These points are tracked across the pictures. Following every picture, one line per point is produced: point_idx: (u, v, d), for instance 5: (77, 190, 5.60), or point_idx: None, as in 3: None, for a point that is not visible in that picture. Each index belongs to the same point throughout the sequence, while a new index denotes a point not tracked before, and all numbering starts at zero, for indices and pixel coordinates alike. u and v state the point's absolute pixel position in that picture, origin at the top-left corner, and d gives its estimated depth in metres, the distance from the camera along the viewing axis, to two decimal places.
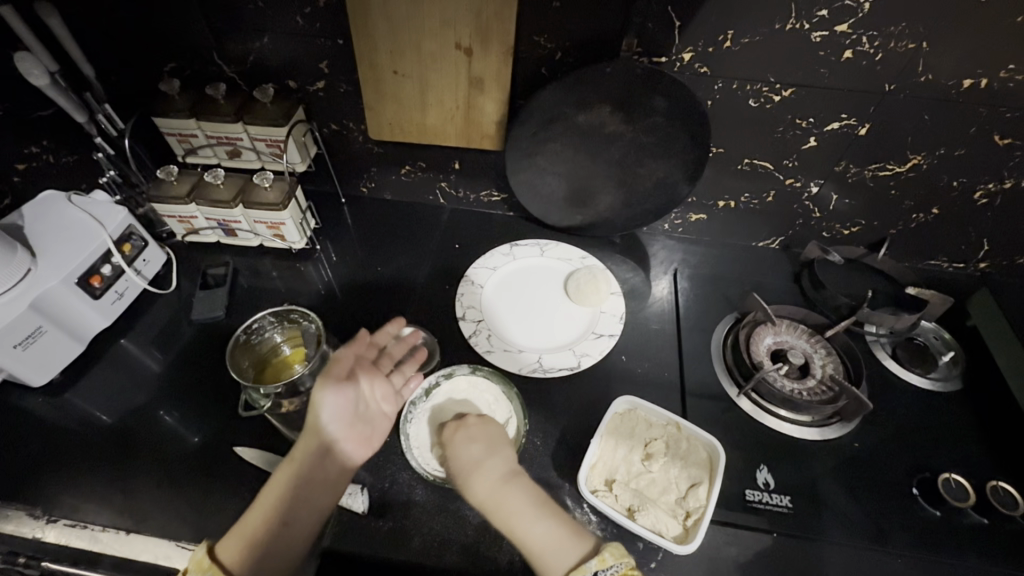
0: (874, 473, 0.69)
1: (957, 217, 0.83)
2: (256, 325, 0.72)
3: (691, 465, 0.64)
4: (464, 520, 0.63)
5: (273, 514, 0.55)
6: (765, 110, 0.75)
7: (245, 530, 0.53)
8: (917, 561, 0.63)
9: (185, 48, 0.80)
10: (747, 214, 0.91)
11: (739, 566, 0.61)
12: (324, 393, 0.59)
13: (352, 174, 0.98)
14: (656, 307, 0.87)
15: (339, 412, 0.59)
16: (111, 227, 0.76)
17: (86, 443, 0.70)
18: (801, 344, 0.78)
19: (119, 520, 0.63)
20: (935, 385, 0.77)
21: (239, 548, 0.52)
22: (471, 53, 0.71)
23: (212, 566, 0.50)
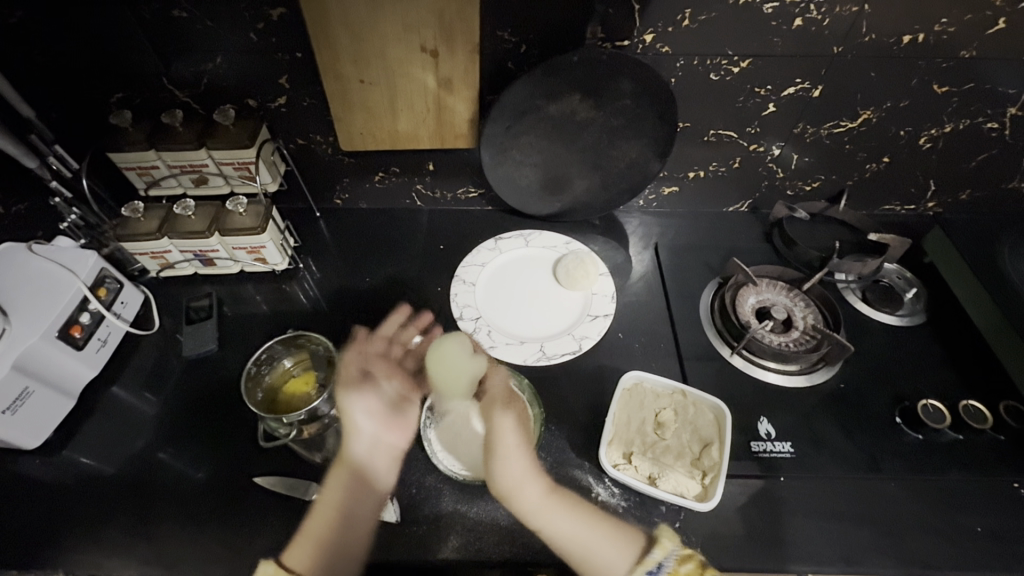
0: (862, 409, 0.75)
1: (905, 163, 0.89)
2: (265, 355, 0.71)
3: (701, 428, 0.68)
4: (494, 516, 0.64)
5: (326, 532, 0.56)
6: (726, 82, 0.78)
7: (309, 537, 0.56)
8: (907, 481, 0.69)
9: (133, 77, 0.77)
10: (716, 182, 0.94)
11: (754, 512, 0.66)
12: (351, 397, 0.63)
13: (324, 187, 0.97)
14: (642, 282, 0.91)
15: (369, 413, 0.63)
16: (83, 274, 0.73)
17: (96, 497, 0.68)
18: (782, 300, 0.83)
19: (149, 569, 0.62)
20: (903, 321, 0.84)
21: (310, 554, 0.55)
22: (437, 55, 0.71)
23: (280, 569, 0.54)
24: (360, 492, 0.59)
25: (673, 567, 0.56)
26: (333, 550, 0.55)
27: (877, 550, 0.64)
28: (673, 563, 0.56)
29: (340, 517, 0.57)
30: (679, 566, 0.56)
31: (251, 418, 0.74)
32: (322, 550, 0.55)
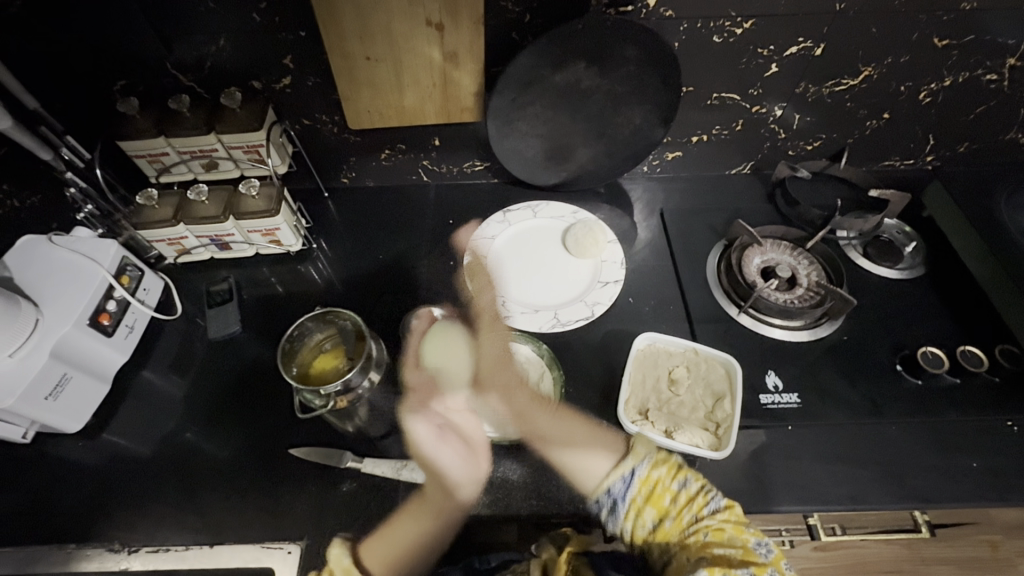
0: (864, 359, 0.79)
1: (905, 119, 0.91)
2: (296, 332, 0.73)
3: (713, 384, 0.72)
4: (519, 474, 0.68)
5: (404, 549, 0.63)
6: (728, 44, 0.79)
7: (385, 545, 0.63)
8: (908, 425, 0.73)
9: (135, 63, 0.77)
10: (718, 145, 0.95)
11: (764, 460, 0.70)
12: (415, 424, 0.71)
13: (331, 167, 0.97)
14: (650, 248, 0.93)
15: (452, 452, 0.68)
16: (106, 262, 0.74)
17: (140, 475, 0.71)
18: (786, 258, 0.85)
19: (200, 537, 0.66)
20: (903, 274, 0.87)
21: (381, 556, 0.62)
22: (442, 28, 0.71)
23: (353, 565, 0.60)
24: (447, 513, 0.66)
25: (644, 475, 0.62)
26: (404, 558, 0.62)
27: (880, 488, 0.69)
28: (647, 469, 0.62)
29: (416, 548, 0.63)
30: (651, 473, 0.62)
31: (281, 394, 0.77)
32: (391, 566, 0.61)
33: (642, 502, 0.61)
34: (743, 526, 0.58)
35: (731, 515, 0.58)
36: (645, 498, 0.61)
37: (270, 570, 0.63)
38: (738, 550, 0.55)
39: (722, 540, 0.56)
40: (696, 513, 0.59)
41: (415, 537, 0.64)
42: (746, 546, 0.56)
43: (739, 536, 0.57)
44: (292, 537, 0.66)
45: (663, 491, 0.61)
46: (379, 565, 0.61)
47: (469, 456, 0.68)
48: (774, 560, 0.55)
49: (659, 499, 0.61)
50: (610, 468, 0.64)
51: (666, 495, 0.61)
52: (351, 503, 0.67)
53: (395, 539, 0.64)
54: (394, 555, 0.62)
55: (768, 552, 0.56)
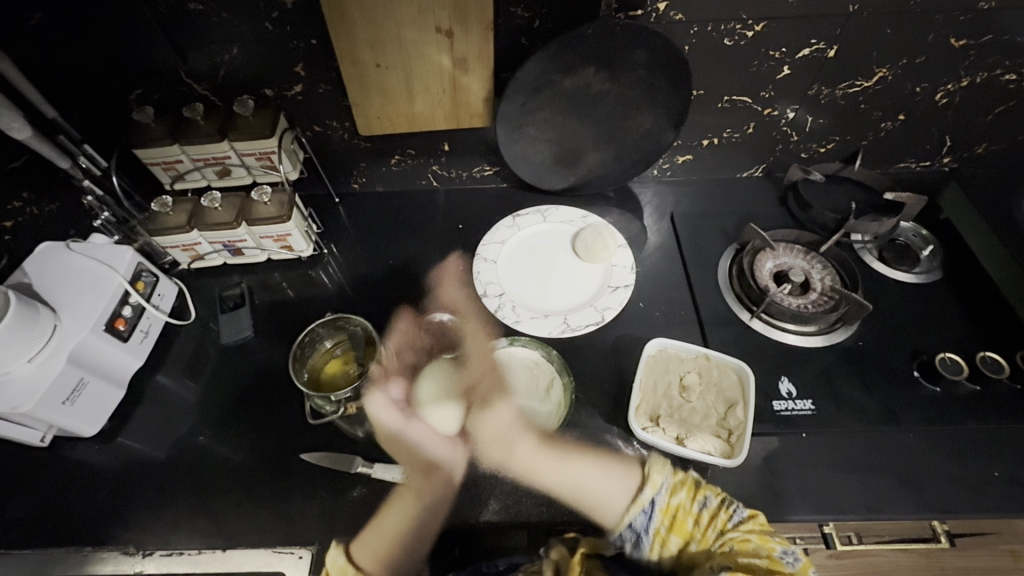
0: (880, 365, 0.77)
1: (920, 120, 0.89)
2: (306, 338, 0.74)
3: (725, 390, 0.71)
4: (528, 480, 0.68)
5: (392, 539, 0.64)
6: (740, 47, 0.78)
7: (374, 537, 0.65)
8: (926, 432, 0.72)
9: (150, 73, 0.78)
10: (729, 148, 0.95)
11: (776, 467, 0.69)
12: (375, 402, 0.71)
13: (341, 172, 0.98)
14: (660, 252, 0.92)
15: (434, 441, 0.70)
16: (122, 269, 0.75)
17: (155, 479, 0.72)
18: (799, 262, 0.84)
19: (212, 541, 0.67)
20: (919, 279, 0.85)
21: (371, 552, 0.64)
22: (452, 35, 0.72)
23: (349, 565, 0.62)
24: (428, 494, 0.67)
25: (665, 503, 0.61)
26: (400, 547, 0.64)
27: (897, 497, 0.67)
28: (665, 496, 0.62)
29: (401, 533, 0.65)
30: (670, 500, 0.61)
31: (293, 399, 0.78)
32: (384, 561, 0.63)
33: (665, 531, 0.61)
34: (767, 535, 0.58)
35: (756, 525, 0.59)
36: (668, 527, 0.61)
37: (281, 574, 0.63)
38: (764, 560, 0.55)
39: (748, 552, 0.56)
40: (720, 530, 0.59)
41: (401, 522, 0.66)
42: (772, 554, 0.56)
43: (765, 545, 0.57)
44: (303, 541, 0.66)
45: (686, 514, 0.61)
46: (370, 558, 0.63)
47: (447, 441, 0.70)
48: (802, 567, 0.55)
49: (681, 523, 0.60)
50: (629, 504, 0.62)
51: (689, 518, 0.60)
52: (361, 508, 0.68)
53: (380, 526, 0.66)
54: (383, 547, 0.64)
55: (796, 559, 0.56)
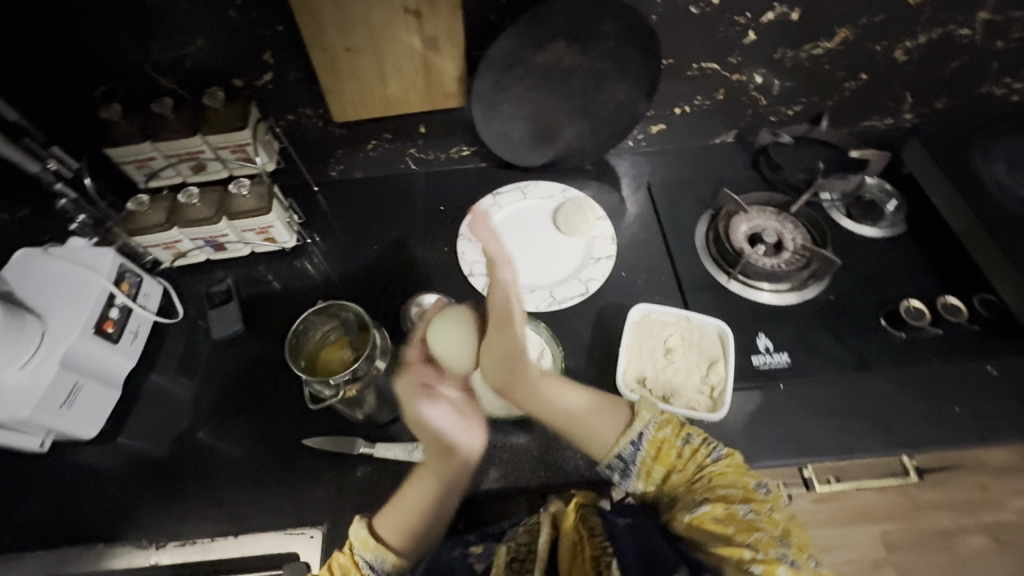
0: (850, 316, 0.82)
1: (881, 78, 0.92)
2: (302, 325, 0.73)
3: (706, 349, 0.74)
4: (526, 446, 0.72)
5: (417, 512, 0.60)
6: (706, 14, 0.79)
7: (396, 514, 0.60)
8: (894, 375, 0.76)
9: (113, 68, 0.76)
10: (701, 115, 0.96)
11: (758, 418, 0.74)
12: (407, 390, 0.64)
13: (319, 161, 0.97)
14: (639, 221, 0.94)
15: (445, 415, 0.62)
16: (105, 271, 0.75)
17: (160, 474, 0.74)
18: (772, 224, 0.87)
19: (225, 527, 0.69)
20: (885, 232, 0.89)
21: (393, 529, 0.59)
22: (421, 15, 0.72)
23: (379, 544, 0.57)
24: (448, 474, 0.62)
25: (653, 435, 0.61)
26: (421, 522, 0.60)
27: (868, 437, 0.72)
28: (653, 431, 0.62)
29: (427, 511, 0.60)
30: (659, 432, 0.62)
31: (290, 388, 0.79)
32: (408, 534, 0.59)
33: (650, 462, 0.61)
34: (743, 471, 0.58)
35: (732, 462, 0.59)
36: (654, 457, 0.61)
37: (295, 555, 0.66)
38: (738, 485, 0.56)
39: (725, 483, 0.56)
40: (700, 464, 0.60)
41: (424, 496, 0.61)
42: (747, 486, 0.56)
43: (741, 478, 0.57)
44: (313, 521, 0.69)
45: (670, 447, 0.61)
46: (393, 530, 0.58)
47: (460, 417, 0.63)
48: (773, 496, 0.55)
49: (666, 455, 0.61)
50: (619, 435, 0.62)
51: (673, 451, 0.61)
52: (366, 485, 0.71)
53: (402, 508, 0.60)
54: (406, 521, 0.59)
55: (768, 492, 0.56)
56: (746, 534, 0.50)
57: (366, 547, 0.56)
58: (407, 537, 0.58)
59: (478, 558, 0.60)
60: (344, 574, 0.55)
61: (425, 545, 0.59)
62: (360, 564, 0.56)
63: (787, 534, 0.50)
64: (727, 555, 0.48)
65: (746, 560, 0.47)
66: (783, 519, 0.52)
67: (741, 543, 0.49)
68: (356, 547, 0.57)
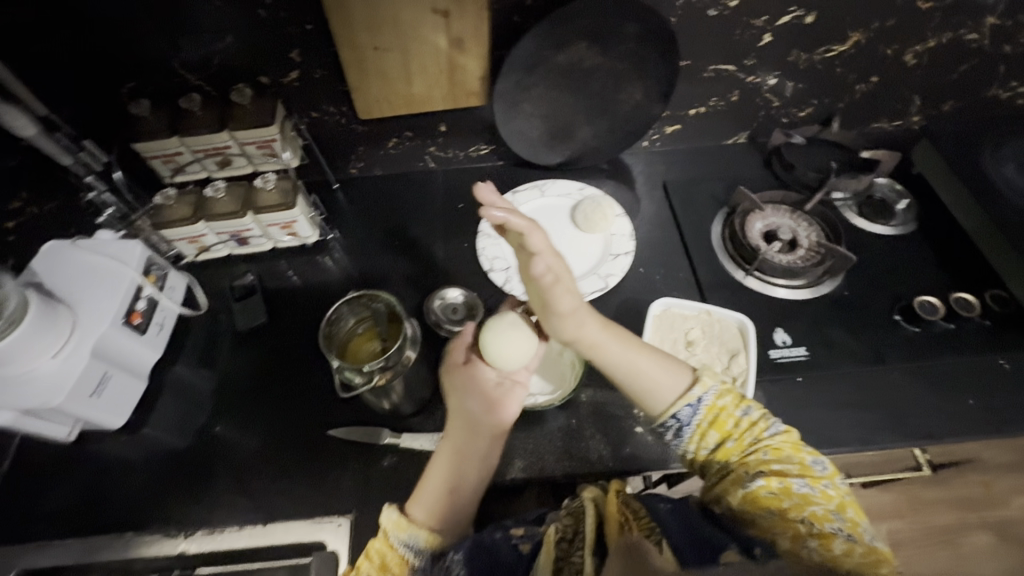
0: (865, 311, 0.83)
1: (891, 81, 0.94)
2: (334, 316, 0.73)
3: (727, 343, 0.76)
4: (550, 436, 0.73)
5: (446, 487, 0.62)
6: (724, 16, 0.81)
7: (426, 494, 0.61)
8: (909, 368, 0.78)
9: (143, 65, 0.77)
10: (715, 116, 0.98)
11: (777, 410, 0.75)
12: (451, 382, 0.68)
13: (339, 158, 0.99)
14: (655, 219, 0.96)
15: (472, 395, 0.66)
16: (134, 263, 0.75)
17: (185, 466, 0.74)
18: (786, 222, 0.90)
19: (253, 517, 0.70)
20: (896, 230, 0.91)
21: (425, 507, 0.60)
22: (449, 15, 0.73)
23: (410, 522, 0.58)
24: (472, 452, 0.64)
25: (712, 401, 0.62)
26: (453, 501, 0.61)
27: (885, 428, 0.74)
28: (712, 398, 0.62)
29: (453, 488, 0.62)
30: (717, 399, 0.62)
31: (314, 380, 0.80)
32: (438, 508, 0.60)
33: (706, 426, 0.61)
34: (800, 447, 0.59)
35: (790, 438, 0.60)
36: (710, 423, 0.61)
37: (323, 543, 0.67)
38: (792, 458, 0.57)
39: (781, 458, 0.57)
40: (756, 436, 0.60)
41: (451, 475, 0.63)
42: (803, 462, 0.57)
43: (797, 454, 0.58)
44: (341, 511, 0.70)
45: (727, 416, 0.61)
46: (427, 511, 0.60)
47: (490, 403, 0.65)
48: (830, 475, 0.57)
49: (722, 423, 0.61)
50: (677, 397, 0.62)
51: (730, 420, 0.61)
52: (393, 476, 0.71)
53: (431, 487, 0.62)
54: (437, 500, 0.61)
55: (824, 468, 0.57)
56: (801, 508, 0.53)
57: (398, 528, 0.57)
58: (439, 514, 0.60)
59: (523, 539, 0.58)
60: (382, 558, 0.56)
61: (457, 520, 0.61)
62: (395, 547, 0.57)
63: (841, 509, 0.54)
64: (783, 531, 0.52)
65: (802, 534, 0.51)
66: (837, 495, 0.55)
67: (796, 519, 0.52)
68: (390, 531, 0.58)
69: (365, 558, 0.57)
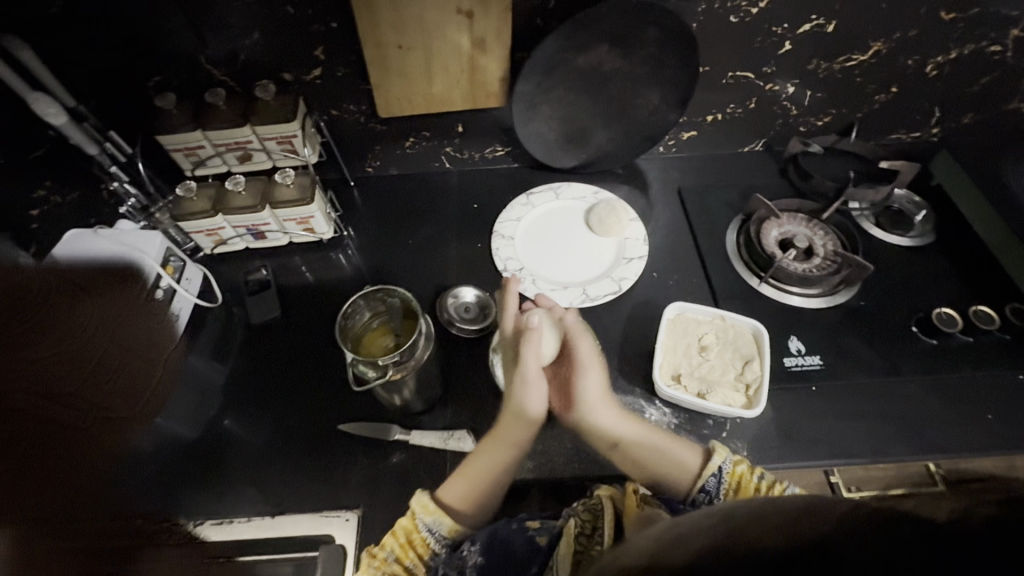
0: (881, 322, 0.82)
1: (910, 92, 0.94)
2: (349, 309, 0.74)
3: (741, 348, 0.75)
4: (560, 437, 0.73)
5: (480, 477, 0.61)
6: (745, 23, 0.82)
7: (459, 482, 0.61)
8: (926, 381, 0.77)
9: (169, 59, 0.79)
10: (732, 123, 0.98)
11: (790, 419, 0.74)
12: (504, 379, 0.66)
13: (356, 156, 1.00)
14: (669, 225, 0.96)
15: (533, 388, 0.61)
16: (153, 253, 0.77)
17: (195, 457, 0.74)
18: (802, 230, 0.89)
19: (262, 508, 0.70)
20: (914, 242, 0.91)
21: (458, 494, 0.60)
22: (473, 16, 0.74)
23: (437, 509, 0.58)
24: (519, 438, 0.62)
25: (733, 467, 0.63)
26: (484, 489, 0.61)
27: (901, 440, 0.73)
28: (731, 465, 0.63)
29: (488, 479, 0.61)
30: (738, 466, 0.63)
31: (326, 375, 0.80)
32: (471, 495, 0.60)
33: (731, 494, 0.62)
34: None
35: None
36: (735, 490, 0.62)
37: (331, 536, 0.67)
38: None
39: None
40: None
41: (487, 461, 0.62)
42: None
43: None
44: (348, 505, 0.70)
45: (749, 481, 0.62)
46: (460, 493, 0.60)
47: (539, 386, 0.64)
48: None
49: (746, 489, 0.61)
50: (699, 467, 0.63)
51: (753, 486, 0.61)
52: (401, 472, 0.71)
53: (467, 473, 0.61)
54: (472, 487, 0.61)
55: None
56: None
57: (426, 511, 0.58)
58: (470, 501, 0.60)
59: (539, 532, 0.60)
60: (407, 536, 0.57)
61: (485, 507, 0.61)
62: (419, 527, 0.57)
63: None
64: None
65: None
66: None
67: None
68: (416, 514, 0.58)
69: (391, 535, 0.58)
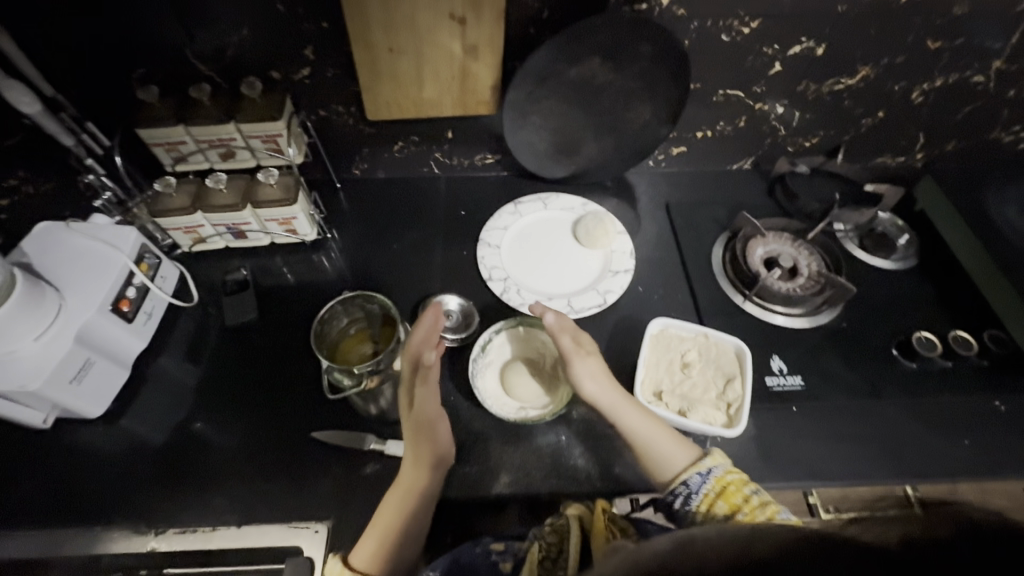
0: (863, 344, 0.83)
1: (896, 117, 0.95)
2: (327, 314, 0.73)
3: (723, 367, 0.75)
4: (539, 452, 0.72)
5: (387, 531, 0.60)
6: (737, 42, 0.82)
7: (369, 539, 0.60)
8: (905, 404, 0.77)
9: (153, 52, 0.77)
10: (722, 140, 0.99)
11: (771, 438, 0.74)
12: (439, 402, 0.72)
13: (344, 158, 0.98)
14: (657, 239, 0.96)
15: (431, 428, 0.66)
16: (126, 249, 0.74)
17: (160, 462, 0.72)
18: (787, 249, 0.89)
19: (228, 517, 0.68)
20: (897, 265, 0.91)
21: (367, 554, 0.59)
22: (465, 22, 0.74)
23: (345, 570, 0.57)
24: (419, 487, 0.63)
25: (722, 474, 0.61)
26: (392, 544, 0.60)
27: (879, 464, 0.73)
28: (722, 471, 0.61)
29: (395, 529, 0.60)
30: (728, 474, 0.61)
31: (302, 380, 0.78)
32: (379, 553, 0.59)
33: (713, 497, 0.60)
34: None
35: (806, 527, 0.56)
36: (718, 493, 0.60)
37: (298, 549, 0.65)
38: None
39: None
40: (770, 516, 0.56)
41: (393, 516, 0.61)
42: None
43: None
44: (318, 516, 0.68)
45: (737, 490, 0.59)
46: (368, 560, 0.58)
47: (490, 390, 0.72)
48: None
49: (731, 495, 0.59)
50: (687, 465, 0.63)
51: (739, 494, 0.59)
52: (375, 483, 0.70)
53: (374, 530, 0.61)
54: (380, 544, 0.60)
55: None
56: None
57: None
58: (379, 560, 0.59)
59: (502, 556, 0.59)
60: None
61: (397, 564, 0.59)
62: None
63: None
64: None
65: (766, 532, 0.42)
66: None
67: None
68: None
69: None
